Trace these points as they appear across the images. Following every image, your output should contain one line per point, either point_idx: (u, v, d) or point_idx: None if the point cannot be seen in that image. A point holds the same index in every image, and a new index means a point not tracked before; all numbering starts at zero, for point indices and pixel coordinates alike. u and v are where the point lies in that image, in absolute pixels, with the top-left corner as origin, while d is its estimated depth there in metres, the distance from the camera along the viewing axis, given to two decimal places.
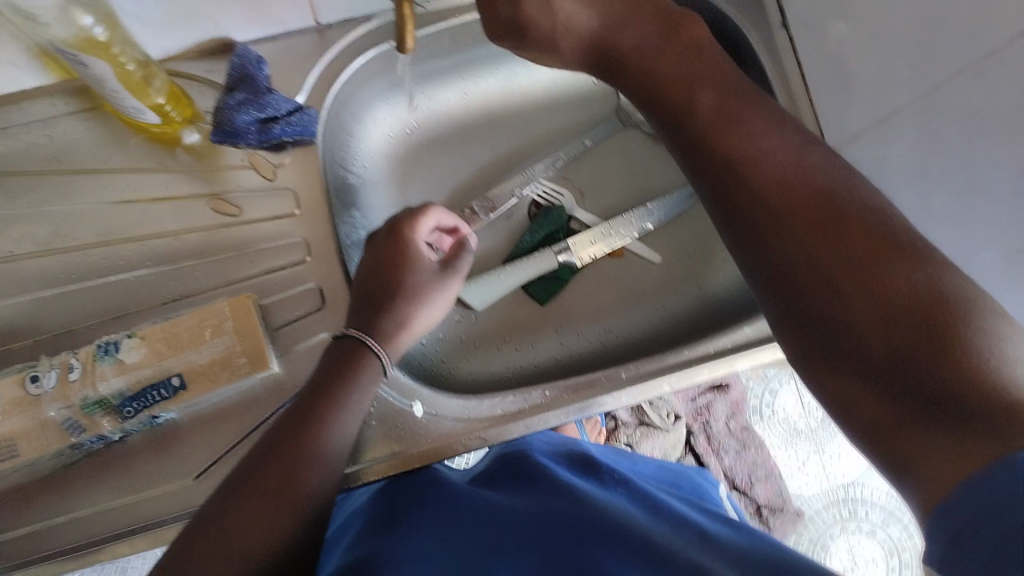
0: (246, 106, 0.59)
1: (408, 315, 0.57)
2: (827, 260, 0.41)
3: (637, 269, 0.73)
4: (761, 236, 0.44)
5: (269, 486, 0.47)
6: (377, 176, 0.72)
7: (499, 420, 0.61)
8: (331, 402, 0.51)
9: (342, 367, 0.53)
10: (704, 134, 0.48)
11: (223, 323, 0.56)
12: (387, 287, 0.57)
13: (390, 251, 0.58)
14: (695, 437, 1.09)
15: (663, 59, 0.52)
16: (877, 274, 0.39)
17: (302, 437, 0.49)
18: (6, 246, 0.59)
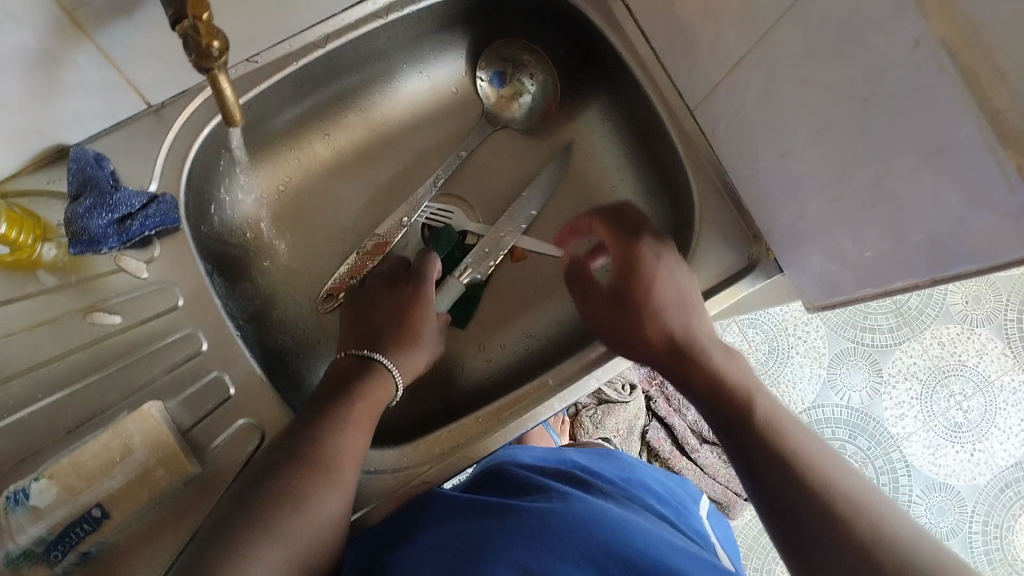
0: (95, 210, 0.56)
1: (413, 354, 0.60)
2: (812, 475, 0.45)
3: (542, 266, 0.74)
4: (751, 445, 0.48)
5: (324, 462, 0.49)
6: (263, 240, 0.70)
7: (439, 459, 0.59)
8: (371, 395, 0.55)
9: (371, 379, 0.56)
10: (738, 400, 0.51)
11: (131, 441, 0.53)
12: (395, 326, 0.60)
13: (398, 300, 0.62)
14: (655, 402, 1.11)
15: (660, 295, 0.59)
16: (865, 509, 0.43)
17: (349, 427, 0.52)
18: None
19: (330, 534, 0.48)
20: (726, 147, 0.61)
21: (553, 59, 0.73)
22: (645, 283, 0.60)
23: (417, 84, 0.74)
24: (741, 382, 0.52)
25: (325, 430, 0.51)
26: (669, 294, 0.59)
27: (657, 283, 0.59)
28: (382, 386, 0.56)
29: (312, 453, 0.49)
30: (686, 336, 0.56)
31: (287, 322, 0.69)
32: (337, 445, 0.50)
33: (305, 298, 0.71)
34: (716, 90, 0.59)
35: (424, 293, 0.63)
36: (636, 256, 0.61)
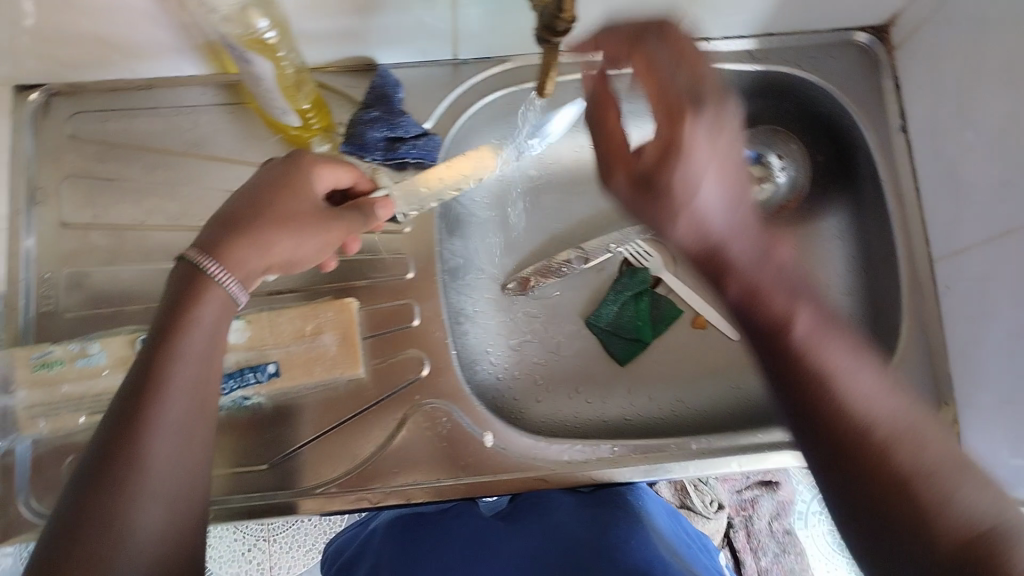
0: (377, 123, 0.62)
1: (248, 247, 0.47)
2: (863, 452, 0.40)
3: (715, 344, 0.73)
4: (806, 423, 0.42)
5: (131, 446, 0.41)
6: (484, 211, 0.75)
7: (565, 466, 0.61)
8: (178, 340, 0.44)
9: (194, 294, 0.45)
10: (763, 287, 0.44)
11: (324, 324, 0.60)
12: (259, 203, 0.49)
13: (281, 183, 0.51)
14: (735, 531, 1.06)
15: (708, 207, 0.46)
16: (927, 506, 0.38)
17: (155, 389, 0.42)
18: (138, 215, 0.63)
19: (178, 510, 0.42)
20: (955, 308, 0.62)
21: (810, 163, 0.73)
22: (688, 180, 0.46)
23: None
24: (785, 299, 0.43)
25: (127, 404, 0.42)
26: (708, 167, 0.45)
27: (699, 173, 0.45)
28: (202, 302, 0.45)
29: (117, 449, 0.41)
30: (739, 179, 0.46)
31: (470, 288, 0.73)
32: (148, 417, 0.42)
33: (493, 276, 0.74)
34: (971, 251, 0.60)
35: (298, 175, 0.52)
36: (683, 144, 0.45)
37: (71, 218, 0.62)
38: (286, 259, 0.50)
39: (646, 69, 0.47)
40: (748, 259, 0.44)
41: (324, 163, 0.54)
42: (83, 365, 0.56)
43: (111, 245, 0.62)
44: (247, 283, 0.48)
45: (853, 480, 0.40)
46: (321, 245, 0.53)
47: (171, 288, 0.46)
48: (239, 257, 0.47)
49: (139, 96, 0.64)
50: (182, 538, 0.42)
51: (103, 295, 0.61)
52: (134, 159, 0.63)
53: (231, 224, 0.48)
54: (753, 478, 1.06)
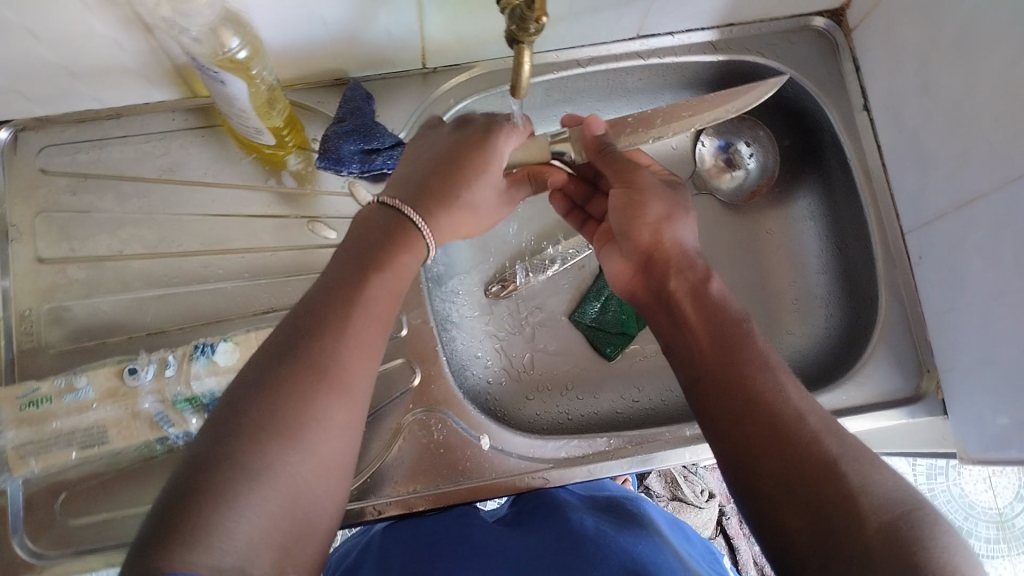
0: (351, 135, 0.63)
1: (442, 221, 0.55)
2: (747, 399, 0.44)
3: None
4: (693, 367, 0.49)
5: (313, 385, 0.43)
6: None
7: (562, 463, 0.62)
8: (370, 291, 0.49)
9: (392, 237, 0.52)
10: (661, 262, 0.55)
11: None
12: (453, 183, 0.56)
13: (462, 145, 0.57)
14: (728, 518, 1.04)
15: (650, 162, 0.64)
16: (788, 421, 0.43)
17: (342, 331, 0.46)
18: (114, 244, 0.62)
19: (294, 515, 0.40)
20: (927, 278, 0.64)
21: (778, 148, 0.76)
22: (621, 206, 0.58)
23: None
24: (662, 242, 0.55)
25: (314, 349, 0.44)
26: (649, 212, 0.56)
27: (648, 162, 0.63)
28: (387, 234, 0.52)
29: (290, 379, 0.43)
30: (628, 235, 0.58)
31: (454, 295, 0.73)
32: (326, 365, 0.44)
33: (476, 280, 0.75)
34: (939, 221, 0.62)
35: (478, 152, 0.57)
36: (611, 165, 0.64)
37: (46, 253, 0.61)
38: (466, 232, 0.59)
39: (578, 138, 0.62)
40: (641, 251, 0.56)
41: (509, 138, 0.58)
42: (72, 400, 0.55)
43: (90, 277, 0.61)
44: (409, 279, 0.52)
45: (734, 407, 0.45)
46: (494, 208, 0.61)
47: (374, 227, 0.52)
48: (439, 221, 0.54)
49: (106, 126, 0.63)
50: (325, 496, 0.43)
51: (85, 328, 0.60)
52: (108, 189, 0.63)
53: (425, 192, 0.55)
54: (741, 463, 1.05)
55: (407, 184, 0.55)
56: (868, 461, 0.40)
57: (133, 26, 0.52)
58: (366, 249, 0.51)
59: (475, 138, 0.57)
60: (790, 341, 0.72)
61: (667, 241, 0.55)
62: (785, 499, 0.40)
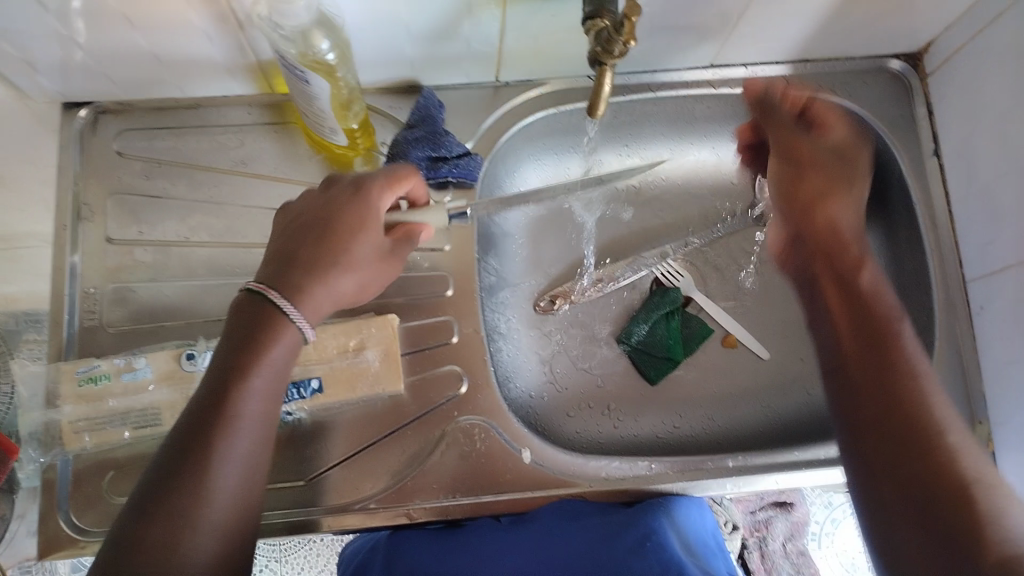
0: (421, 143, 0.63)
1: (322, 288, 0.50)
2: (919, 456, 0.49)
3: (746, 363, 0.74)
4: (854, 416, 0.55)
5: (175, 535, 0.43)
6: (515, 231, 0.76)
7: (603, 483, 0.62)
8: (229, 415, 0.46)
9: (255, 339, 0.48)
10: (837, 242, 0.64)
11: (367, 339, 0.60)
12: (320, 251, 0.51)
13: (317, 221, 0.52)
14: (748, 553, 0.99)
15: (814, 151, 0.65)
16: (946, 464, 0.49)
17: (212, 463, 0.45)
18: (181, 231, 0.63)
19: None
20: (988, 330, 0.63)
21: None
22: (847, 190, 0.65)
23: (704, 157, 0.77)
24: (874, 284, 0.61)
25: (175, 496, 0.44)
26: (842, 217, 0.65)
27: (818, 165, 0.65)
28: (275, 339, 0.48)
29: (149, 536, 0.43)
30: (826, 199, 0.65)
31: (504, 306, 0.74)
32: (187, 508, 0.44)
33: (526, 294, 0.75)
34: (1005, 273, 0.61)
35: (351, 212, 0.52)
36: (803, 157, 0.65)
37: (116, 234, 0.63)
38: (355, 296, 0.54)
39: (786, 137, 0.65)
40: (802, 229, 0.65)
41: (387, 189, 0.54)
42: (130, 379, 0.56)
43: (155, 261, 0.62)
44: (285, 366, 0.49)
45: (885, 436, 0.52)
46: (368, 284, 0.54)
47: (240, 324, 0.49)
48: (313, 300, 0.50)
49: (185, 114, 0.65)
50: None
51: (147, 310, 0.61)
52: (180, 175, 0.64)
53: (292, 266, 0.50)
54: (767, 499, 1.00)
55: (277, 258, 0.51)
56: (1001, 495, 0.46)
57: (227, 20, 0.53)
58: (229, 358, 0.48)
59: (342, 199, 0.53)
60: None
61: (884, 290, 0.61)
62: (919, 564, 0.46)
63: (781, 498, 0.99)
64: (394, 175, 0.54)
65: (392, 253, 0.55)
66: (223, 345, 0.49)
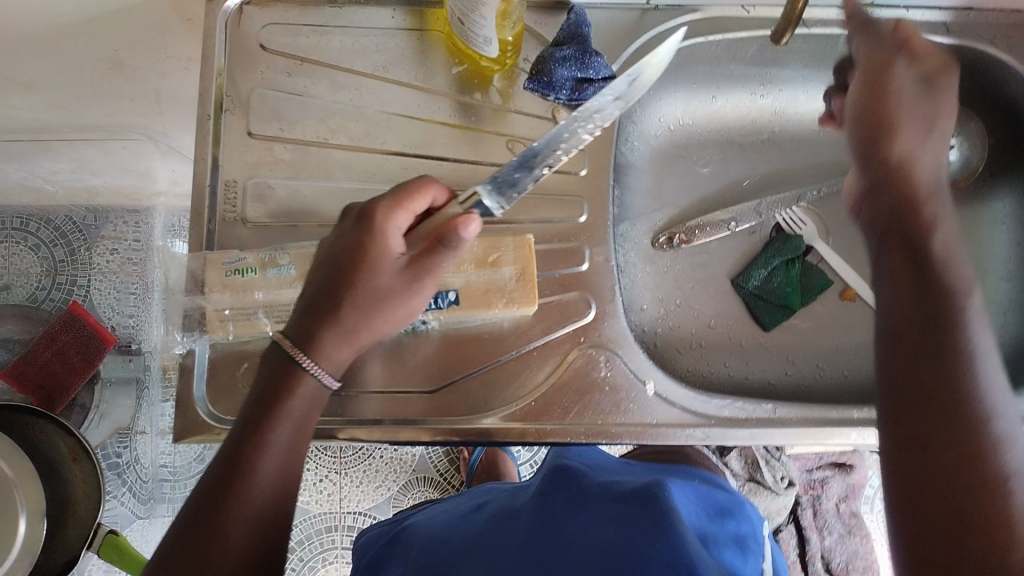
0: (569, 62, 0.61)
1: (341, 341, 0.50)
2: (948, 416, 0.43)
3: (862, 318, 0.73)
4: (898, 326, 0.48)
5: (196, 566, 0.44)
6: (640, 163, 0.74)
7: (724, 423, 0.62)
8: (256, 461, 0.47)
9: (280, 387, 0.49)
10: (916, 207, 0.53)
11: (503, 257, 0.60)
12: (341, 296, 0.50)
13: (342, 267, 0.51)
14: (801, 509, 1.02)
15: (898, 89, 0.56)
16: (962, 368, 0.45)
17: (235, 499, 0.46)
18: (321, 132, 0.62)
19: None
20: None
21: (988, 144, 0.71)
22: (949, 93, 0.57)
23: None
24: (928, 184, 0.55)
25: (208, 520, 0.45)
26: (944, 122, 0.57)
27: (906, 99, 0.56)
28: (295, 395, 0.49)
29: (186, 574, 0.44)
30: (930, 135, 0.56)
31: (623, 241, 0.73)
32: (213, 533, 0.45)
33: (645, 228, 0.73)
34: None
35: (382, 267, 0.51)
36: (890, 83, 0.56)
37: (257, 128, 0.62)
38: (389, 333, 0.53)
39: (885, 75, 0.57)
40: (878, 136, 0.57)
41: (395, 208, 0.52)
42: (275, 274, 0.56)
43: (295, 159, 0.62)
44: (307, 426, 0.50)
45: (918, 376, 0.45)
46: (394, 323, 0.53)
47: (267, 378, 0.50)
48: (330, 348, 0.50)
49: (329, 13, 0.64)
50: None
51: (284, 208, 0.61)
52: (322, 76, 0.63)
53: (321, 317, 0.50)
54: (825, 459, 1.02)
55: (315, 305, 0.51)
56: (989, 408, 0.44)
57: None
58: (259, 405, 0.49)
59: (370, 245, 0.51)
60: None
61: (913, 172, 0.55)
62: (940, 544, 0.41)
63: (839, 459, 1.02)
64: (404, 197, 0.53)
65: (417, 278, 0.51)
66: (253, 392, 0.50)
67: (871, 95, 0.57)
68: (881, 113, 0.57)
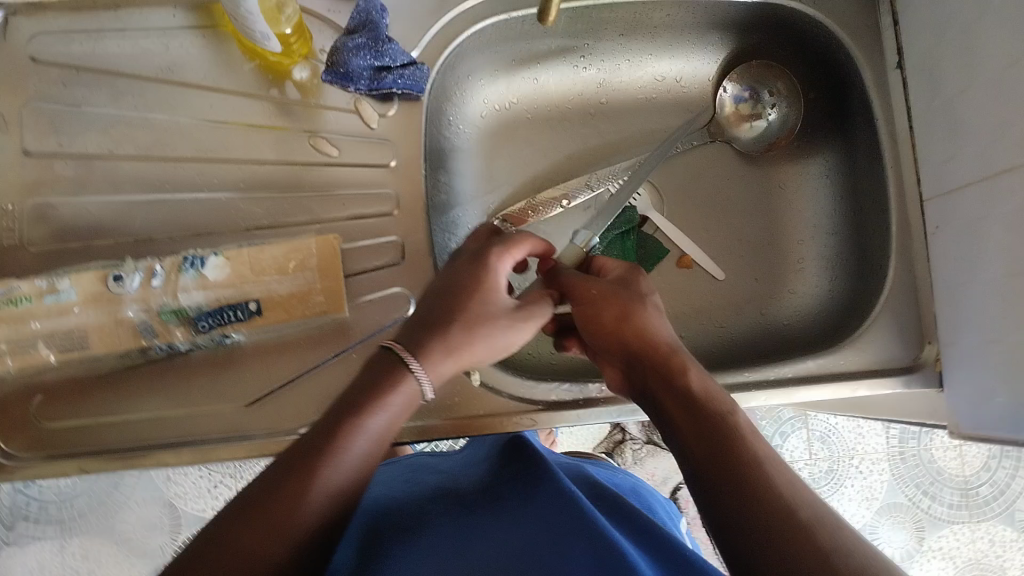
0: (362, 51, 0.59)
1: (445, 359, 0.46)
2: (734, 464, 0.40)
3: (701, 285, 0.73)
4: (663, 403, 0.45)
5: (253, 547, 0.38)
6: (469, 146, 0.72)
7: (552, 406, 0.61)
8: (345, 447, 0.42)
9: (379, 387, 0.44)
10: (657, 351, 0.47)
11: (307, 260, 0.57)
12: (448, 312, 0.47)
13: (471, 282, 0.48)
14: None
15: (613, 297, 0.50)
16: (757, 458, 0.40)
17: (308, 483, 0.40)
18: (105, 143, 0.59)
19: None
20: (943, 248, 0.61)
21: (803, 100, 0.73)
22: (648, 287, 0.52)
23: (665, 70, 0.74)
24: (669, 340, 0.48)
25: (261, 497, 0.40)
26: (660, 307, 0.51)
27: (630, 305, 0.50)
28: (397, 387, 0.44)
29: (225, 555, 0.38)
30: (633, 280, 0.52)
31: (455, 227, 0.71)
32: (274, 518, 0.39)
33: (476, 214, 0.72)
34: (963, 192, 0.58)
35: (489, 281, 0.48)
36: (587, 291, 0.51)
37: (34, 146, 0.58)
38: (487, 359, 0.49)
39: (582, 286, 0.52)
40: (612, 330, 0.49)
41: (507, 253, 0.50)
42: (53, 301, 0.54)
43: (77, 174, 0.58)
44: (396, 427, 0.45)
45: (702, 440, 0.42)
46: (504, 345, 0.49)
47: (364, 380, 0.45)
48: (436, 365, 0.46)
49: (104, 16, 0.60)
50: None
51: (71, 227, 0.58)
52: (103, 84, 0.60)
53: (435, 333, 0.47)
54: None
55: (415, 326, 0.47)
56: (777, 464, 0.40)
57: None
58: (346, 403, 0.44)
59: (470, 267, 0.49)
60: (789, 302, 0.72)
61: (652, 339, 0.48)
62: None
63: None
64: (517, 240, 0.51)
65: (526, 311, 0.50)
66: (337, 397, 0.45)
67: (581, 304, 0.51)
68: (599, 323, 0.50)
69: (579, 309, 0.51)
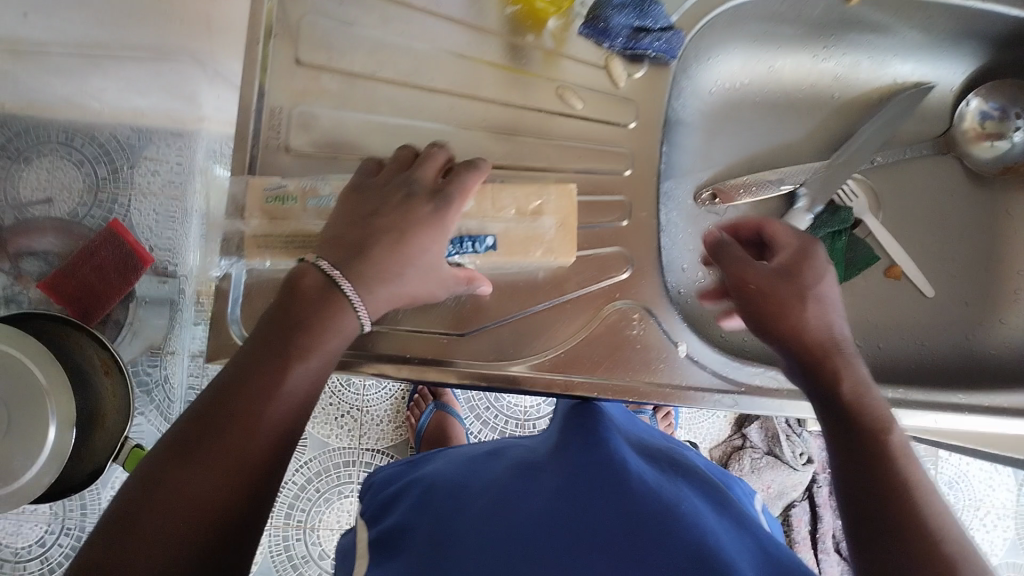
0: (628, 9, 0.60)
1: (383, 296, 0.50)
2: (887, 491, 0.47)
3: (906, 297, 0.72)
4: (829, 417, 0.52)
5: (221, 440, 0.44)
6: (693, 121, 0.71)
7: (753, 390, 0.63)
8: (285, 367, 0.46)
9: (313, 307, 0.48)
10: (827, 352, 0.53)
11: (545, 206, 0.58)
12: (380, 237, 0.50)
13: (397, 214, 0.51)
14: (818, 486, 1.05)
15: (766, 274, 0.55)
16: (911, 499, 0.47)
17: (266, 380, 0.45)
18: (369, 64, 0.61)
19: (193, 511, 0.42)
20: None
21: None
22: (812, 268, 0.55)
23: (904, 73, 0.72)
24: (829, 338, 0.53)
25: (237, 391, 0.45)
26: (827, 293, 0.54)
27: (806, 305, 0.53)
28: (336, 314, 0.48)
29: (185, 468, 0.43)
30: (794, 267, 0.55)
31: (668, 198, 0.69)
32: (246, 404, 0.45)
33: (688, 188, 0.71)
34: None
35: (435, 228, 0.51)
36: (750, 281, 0.54)
37: (305, 57, 0.61)
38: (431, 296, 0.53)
39: (767, 286, 0.54)
40: (759, 288, 0.54)
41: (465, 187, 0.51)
42: (315, 205, 0.56)
43: (342, 90, 0.61)
44: (333, 350, 0.49)
45: (870, 491, 0.48)
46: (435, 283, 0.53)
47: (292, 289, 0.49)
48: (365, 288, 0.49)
49: None
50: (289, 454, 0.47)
51: (330, 138, 0.61)
52: (372, 8, 0.62)
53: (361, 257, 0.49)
54: None
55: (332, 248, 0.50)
56: (922, 486, 0.48)
57: None
58: (277, 311, 0.48)
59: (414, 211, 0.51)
60: (1000, 333, 0.70)
61: (812, 331, 0.53)
62: None
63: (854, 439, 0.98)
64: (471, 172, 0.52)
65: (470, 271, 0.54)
66: (268, 309, 0.49)
67: (739, 275, 0.55)
68: (756, 300, 0.54)
69: (744, 301, 0.55)
